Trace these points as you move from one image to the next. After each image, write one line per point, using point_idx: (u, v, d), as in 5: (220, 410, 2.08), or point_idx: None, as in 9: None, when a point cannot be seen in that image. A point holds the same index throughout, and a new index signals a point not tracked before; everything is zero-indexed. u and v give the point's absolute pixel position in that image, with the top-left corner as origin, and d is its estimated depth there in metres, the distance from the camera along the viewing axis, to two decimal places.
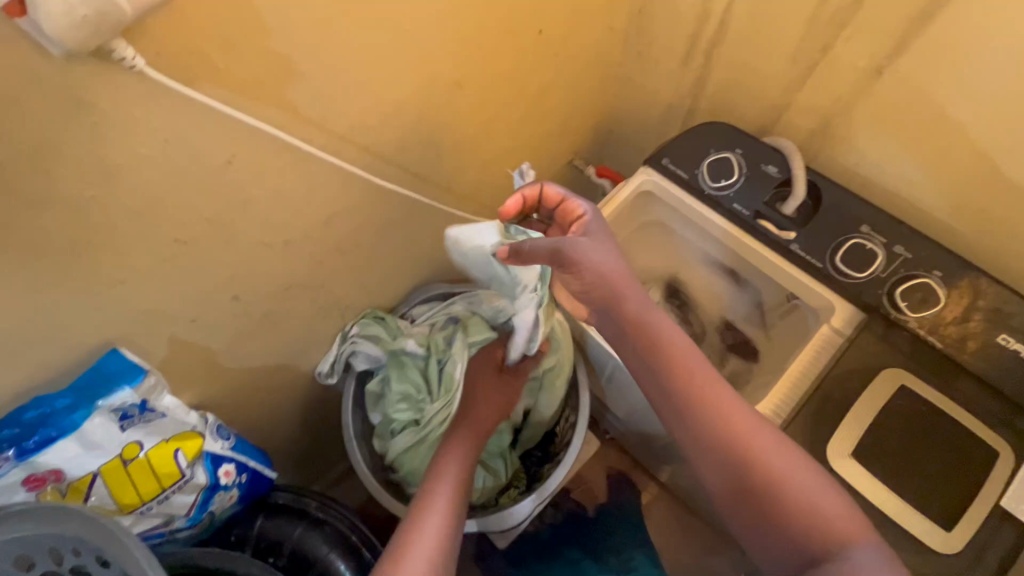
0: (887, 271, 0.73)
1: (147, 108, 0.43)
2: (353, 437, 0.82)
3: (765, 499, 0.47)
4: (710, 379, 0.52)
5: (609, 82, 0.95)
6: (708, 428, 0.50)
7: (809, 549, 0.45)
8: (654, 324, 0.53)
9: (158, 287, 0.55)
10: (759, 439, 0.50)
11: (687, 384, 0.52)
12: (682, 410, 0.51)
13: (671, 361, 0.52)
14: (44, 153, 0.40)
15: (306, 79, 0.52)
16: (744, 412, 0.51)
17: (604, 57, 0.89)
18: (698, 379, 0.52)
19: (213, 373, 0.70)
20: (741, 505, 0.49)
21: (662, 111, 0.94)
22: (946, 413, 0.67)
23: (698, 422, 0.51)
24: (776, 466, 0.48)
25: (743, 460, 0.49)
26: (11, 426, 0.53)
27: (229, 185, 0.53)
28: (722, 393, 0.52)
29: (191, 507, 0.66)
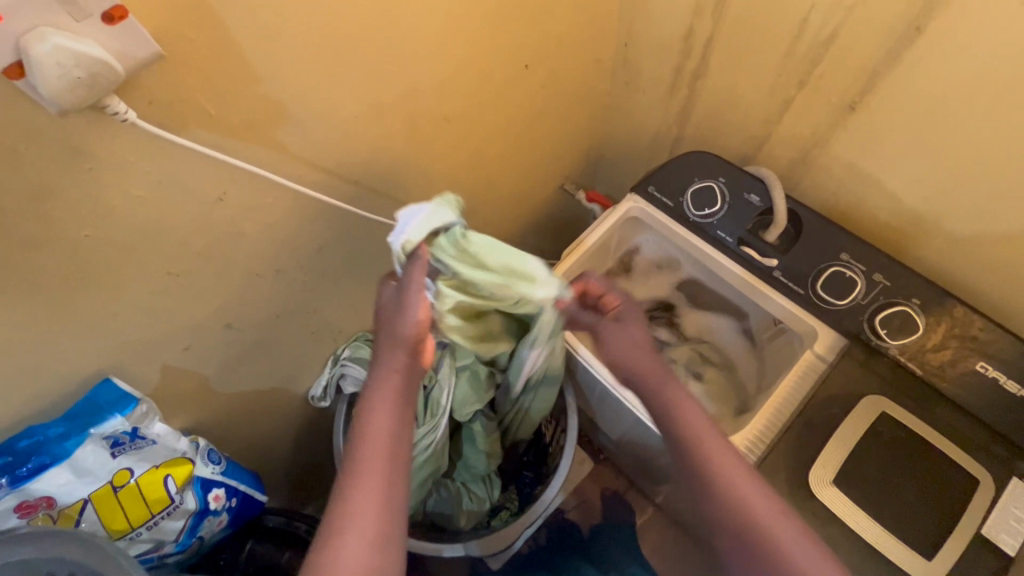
0: (867, 298, 0.75)
1: (142, 153, 0.46)
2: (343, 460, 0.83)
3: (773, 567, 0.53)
4: (714, 432, 0.59)
5: (598, 110, 0.97)
6: (717, 497, 0.56)
7: None
8: (671, 397, 0.61)
9: (152, 318, 0.57)
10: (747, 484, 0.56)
11: (688, 425, 0.59)
12: (684, 450, 0.59)
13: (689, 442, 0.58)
14: (41, 198, 0.43)
15: (294, 121, 0.54)
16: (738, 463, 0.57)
17: (591, 88, 0.91)
18: (713, 453, 0.57)
19: (205, 399, 0.71)
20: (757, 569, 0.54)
21: (650, 138, 0.96)
22: (927, 440, 0.68)
23: (714, 497, 0.56)
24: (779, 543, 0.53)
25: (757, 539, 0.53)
26: (5, 454, 0.54)
27: (221, 220, 0.55)
28: (728, 454, 0.57)
29: (180, 532, 0.67)
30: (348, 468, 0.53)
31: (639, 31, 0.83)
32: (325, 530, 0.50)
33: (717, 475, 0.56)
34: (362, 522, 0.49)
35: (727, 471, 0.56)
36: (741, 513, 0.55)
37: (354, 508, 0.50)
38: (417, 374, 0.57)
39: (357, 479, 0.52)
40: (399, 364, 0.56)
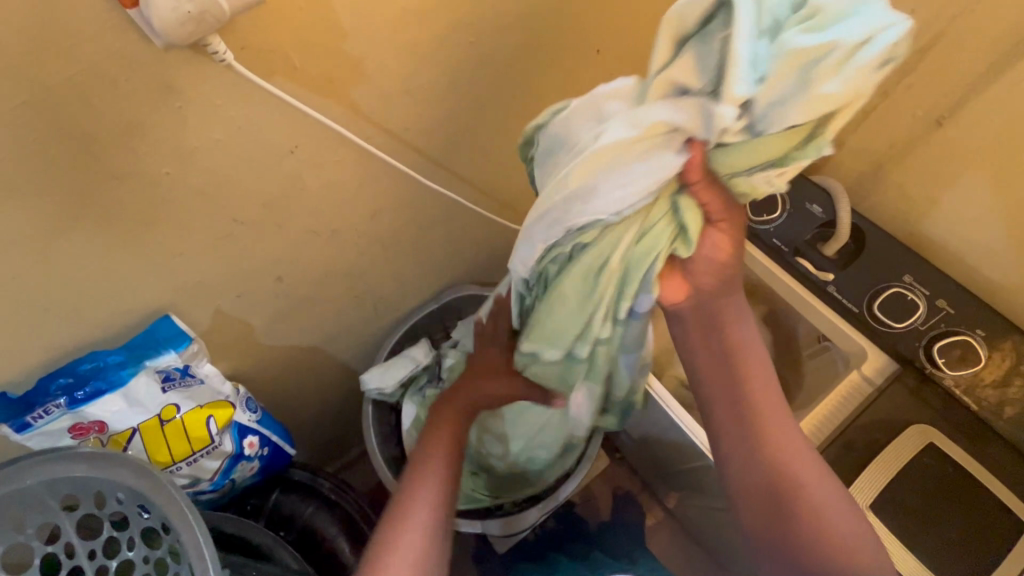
0: (926, 325, 0.71)
1: (227, 96, 0.46)
2: (369, 425, 0.84)
3: (792, 506, 0.53)
4: (762, 377, 0.57)
5: None
6: (753, 433, 0.56)
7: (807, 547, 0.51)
8: (736, 335, 0.57)
9: (213, 262, 0.59)
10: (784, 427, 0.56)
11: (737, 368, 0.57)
12: (726, 385, 0.57)
13: (736, 369, 0.57)
14: (131, 130, 0.44)
15: (372, 81, 0.54)
16: (794, 437, 0.56)
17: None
18: (759, 389, 0.57)
19: (249, 348, 0.73)
20: (772, 506, 0.54)
21: None
22: (972, 476, 0.66)
23: (751, 433, 0.56)
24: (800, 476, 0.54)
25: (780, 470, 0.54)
26: (66, 375, 0.56)
27: (288, 174, 0.56)
28: (767, 394, 0.57)
29: (215, 472, 0.69)
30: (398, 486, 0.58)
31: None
32: (379, 533, 0.54)
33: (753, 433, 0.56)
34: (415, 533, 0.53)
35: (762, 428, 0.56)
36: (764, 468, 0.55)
37: (411, 515, 0.54)
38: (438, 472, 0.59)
39: (416, 492, 0.56)
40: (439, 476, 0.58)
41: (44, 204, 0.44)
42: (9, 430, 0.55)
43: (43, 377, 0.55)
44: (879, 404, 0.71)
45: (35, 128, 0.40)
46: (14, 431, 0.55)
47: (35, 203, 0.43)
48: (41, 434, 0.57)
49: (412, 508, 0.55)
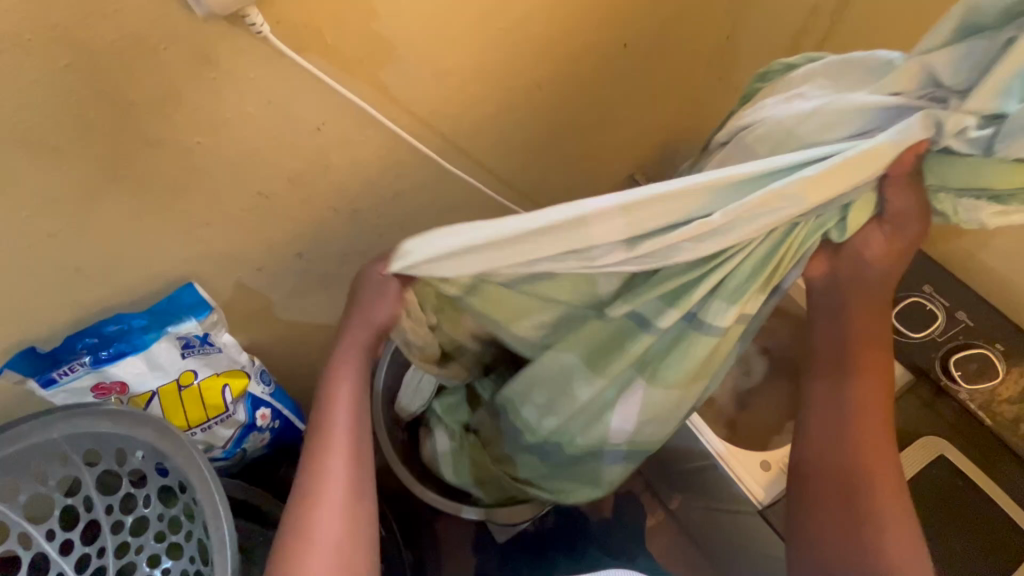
0: (945, 336, 0.71)
1: (261, 69, 0.48)
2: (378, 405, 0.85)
3: (865, 530, 0.51)
4: (879, 397, 0.54)
5: None
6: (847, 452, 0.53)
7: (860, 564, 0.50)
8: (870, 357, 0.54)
9: (237, 234, 0.60)
10: (882, 459, 0.53)
11: (852, 359, 0.55)
12: (833, 386, 0.55)
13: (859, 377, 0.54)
14: (168, 99, 0.45)
15: (401, 62, 0.55)
16: (890, 466, 0.53)
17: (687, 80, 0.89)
18: (869, 407, 0.54)
19: (267, 322, 0.75)
20: (839, 507, 0.53)
21: None
22: (982, 490, 0.65)
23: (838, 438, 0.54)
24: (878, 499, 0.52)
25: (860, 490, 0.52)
26: (92, 335, 0.58)
27: (315, 150, 0.57)
28: (874, 418, 0.54)
29: (228, 440, 0.71)
30: (306, 460, 0.53)
31: (750, 27, 0.80)
32: (293, 513, 0.50)
33: (859, 436, 0.53)
34: (332, 521, 0.50)
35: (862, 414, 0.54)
36: (850, 460, 0.53)
37: (323, 495, 0.51)
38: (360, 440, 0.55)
39: (324, 473, 0.52)
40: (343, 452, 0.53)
41: (81, 163, 0.45)
42: (36, 385, 0.57)
43: (70, 336, 0.57)
44: (891, 413, 0.70)
45: (78, 89, 0.41)
46: (41, 386, 0.57)
47: (73, 162, 0.45)
48: (66, 391, 0.59)
49: (325, 487, 0.51)
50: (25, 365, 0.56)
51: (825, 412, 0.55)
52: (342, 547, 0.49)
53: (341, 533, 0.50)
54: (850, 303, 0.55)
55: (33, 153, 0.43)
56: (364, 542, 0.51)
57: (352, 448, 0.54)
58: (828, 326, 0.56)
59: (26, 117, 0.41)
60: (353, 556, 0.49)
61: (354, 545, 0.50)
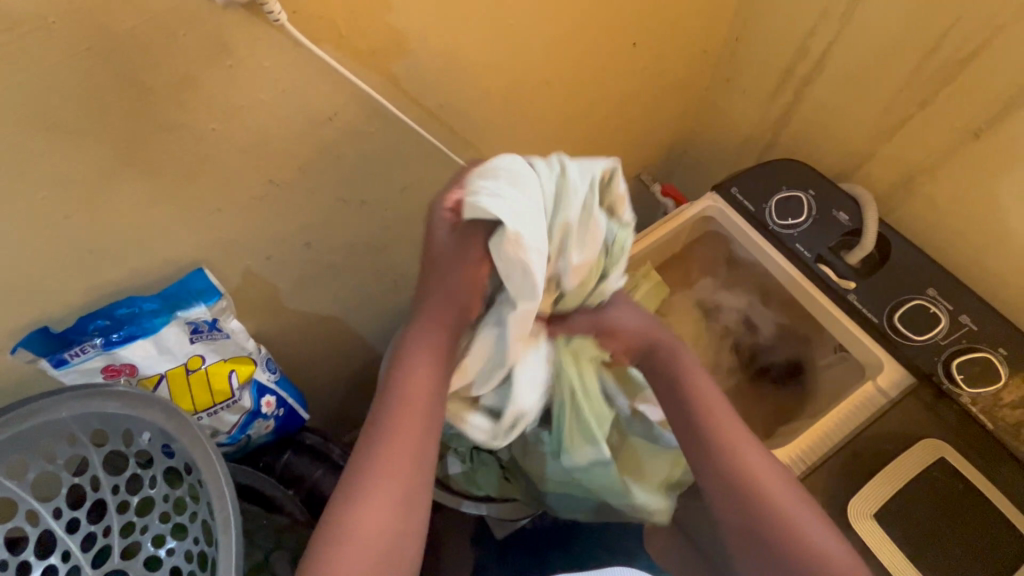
0: (947, 339, 0.71)
1: (277, 58, 0.49)
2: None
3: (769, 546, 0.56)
4: (741, 432, 0.61)
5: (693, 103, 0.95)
6: (732, 472, 0.58)
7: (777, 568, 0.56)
8: (692, 383, 0.63)
9: (246, 221, 0.61)
10: (754, 467, 0.59)
11: (720, 435, 0.60)
12: (707, 438, 0.60)
13: (701, 401, 0.62)
14: (186, 84, 0.46)
15: (413, 55, 0.56)
16: (782, 486, 0.58)
17: (694, 82, 0.90)
18: (725, 425, 0.60)
19: (274, 310, 0.76)
20: (754, 544, 0.57)
21: (742, 140, 0.93)
22: (982, 493, 0.65)
23: (728, 473, 0.58)
24: (777, 508, 0.57)
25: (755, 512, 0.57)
26: (104, 317, 0.59)
27: (326, 140, 0.58)
28: (751, 453, 0.59)
29: (233, 426, 0.72)
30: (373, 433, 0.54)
31: (758, 29, 0.81)
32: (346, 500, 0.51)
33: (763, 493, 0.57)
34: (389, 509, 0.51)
35: (759, 476, 0.58)
36: (778, 534, 0.56)
37: (386, 475, 0.52)
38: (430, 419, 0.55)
39: (393, 453, 0.53)
40: (414, 432, 0.54)
41: (97, 146, 0.46)
42: (47, 365, 0.58)
43: (81, 318, 0.58)
44: (892, 414, 0.70)
45: (98, 72, 0.42)
46: (52, 366, 0.58)
47: (89, 145, 0.46)
48: (76, 371, 0.60)
49: (392, 469, 0.53)
50: (37, 345, 0.57)
51: (736, 506, 0.58)
52: (395, 545, 0.51)
53: (396, 527, 0.51)
54: (676, 368, 0.64)
55: (51, 135, 0.44)
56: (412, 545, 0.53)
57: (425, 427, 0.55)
58: (676, 413, 0.63)
59: (46, 99, 0.42)
60: (403, 552, 0.52)
61: (404, 541, 0.52)
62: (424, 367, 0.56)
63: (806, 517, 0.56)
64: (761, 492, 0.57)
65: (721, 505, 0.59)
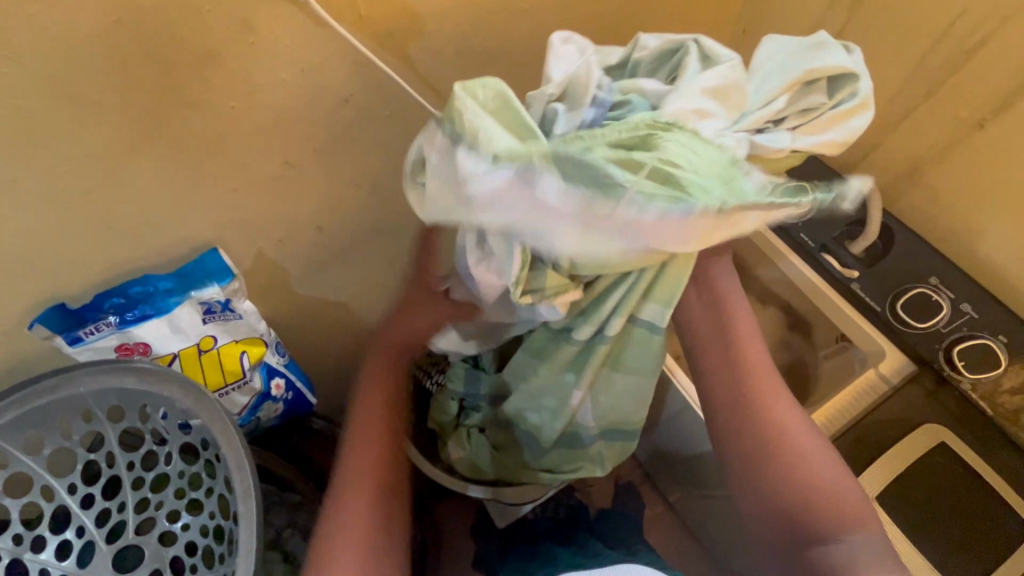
0: (949, 327, 0.72)
1: (298, 38, 0.49)
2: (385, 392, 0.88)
3: (779, 478, 0.55)
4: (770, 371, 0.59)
5: None
6: (763, 422, 0.57)
7: (789, 507, 0.55)
8: (738, 330, 0.60)
9: (261, 202, 0.61)
10: (786, 412, 0.58)
11: (756, 386, 0.58)
12: (736, 379, 0.58)
13: (743, 354, 0.59)
14: (209, 61, 0.47)
15: (430, 38, 0.57)
16: (806, 434, 0.57)
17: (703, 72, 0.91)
18: (762, 377, 0.58)
19: (284, 295, 0.76)
20: (762, 478, 0.56)
21: None
22: (981, 479, 0.66)
23: (757, 421, 0.57)
24: (796, 444, 0.56)
25: (777, 453, 0.56)
26: (119, 295, 0.59)
27: (341, 122, 0.59)
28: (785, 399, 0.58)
29: (243, 407, 0.72)
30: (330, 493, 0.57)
31: (767, 20, 0.82)
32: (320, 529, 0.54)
33: (768, 466, 0.56)
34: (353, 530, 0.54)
35: (774, 431, 0.57)
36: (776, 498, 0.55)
37: (343, 506, 0.55)
38: (391, 455, 0.60)
39: (348, 485, 0.56)
40: (371, 457, 0.58)
41: (122, 121, 0.47)
42: (63, 341, 0.59)
43: (97, 295, 0.59)
44: (894, 400, 0.72)
45: (125, 46, 0.43)
46: (67, 343, 0.59)
47: (114, 120, 0.47)
48: (91, 349, 0.60)
49: (347, 496, 0.56)
50: (53, 322, 0.57)
51: (755, 443, 0.57)
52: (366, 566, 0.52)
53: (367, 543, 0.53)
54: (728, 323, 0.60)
55: (77, 109, 0.45)
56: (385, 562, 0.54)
57: (378, 450, 0.59)
58: (724, 376, 0.59)
59: (73, 72, 0.43)
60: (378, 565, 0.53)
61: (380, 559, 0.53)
62: (375, 397, 0.62)
63: (823, 464, 0.56)
64: (781, 431, 0.57)
65: (742, 443, 0.57)
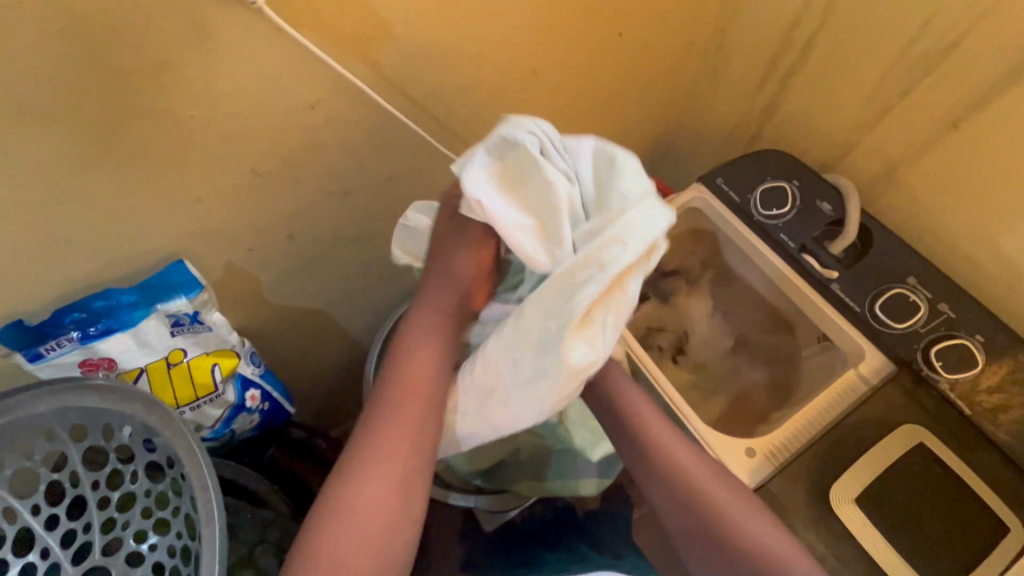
0: (926, 327, 0.72)
1: (257, 43, 0.48)
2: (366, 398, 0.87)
3: (714, 534, 0.59)
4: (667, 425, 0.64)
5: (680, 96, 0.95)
6: (668, 467, 0.61)
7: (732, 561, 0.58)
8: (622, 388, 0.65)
9: (227, 211, 0.60)
10: (684, 453, 0.62)
11: (648, 434, 0.63)
12: (640, 446, 0.63)
13: (632, 417, 0.64)
14: (162, 68, 0.45)
15: (397, 42, 0.56)
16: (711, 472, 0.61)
17: (682, 73, 0.90)
18: (653, 431, 0.63)
19: (258, 304, 0.75)
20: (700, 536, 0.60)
21: (727, 132, 0.94)
22: (961, 478, 0.66)
23: (657, 464, 0.61)
24: (705, 487, 0.60)
25: (692, 499, 0.60)
26: (81, 310, 0.58)
27: (308, 129, 0.57)
28: (683, 449, 0.62)
29: (217, 420, 0.71)
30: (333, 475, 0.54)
31: (743, 20, 0.81)
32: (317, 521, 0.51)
33: (691, 499, 0.60)
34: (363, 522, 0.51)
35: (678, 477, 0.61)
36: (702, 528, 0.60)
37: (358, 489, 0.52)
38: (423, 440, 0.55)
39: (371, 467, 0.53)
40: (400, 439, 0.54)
41: (74, 134, 0.46)
42: (22, 358, 0.57)
43: (58, 310, 0.57)
44: (872, 400, 0.71)
45: (73, 55, 0.42)
46: (26, 360, 0.57)
47: (66, 133, 0.45)
48: (52, 365, 0.58)
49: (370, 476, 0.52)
50: (10, 338, 0.55)
51: (679, 507, 0.61)
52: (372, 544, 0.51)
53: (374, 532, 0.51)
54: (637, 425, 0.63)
55: (25, 122, 0.43)
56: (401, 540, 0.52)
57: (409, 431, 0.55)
58: (622, 435, 0.64)
59: (19, 84, 0.41)
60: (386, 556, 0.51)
61: (384, 546, 0.51)
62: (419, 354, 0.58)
63: (733, 504, 0.59)
64: (687, 473, 0.61)
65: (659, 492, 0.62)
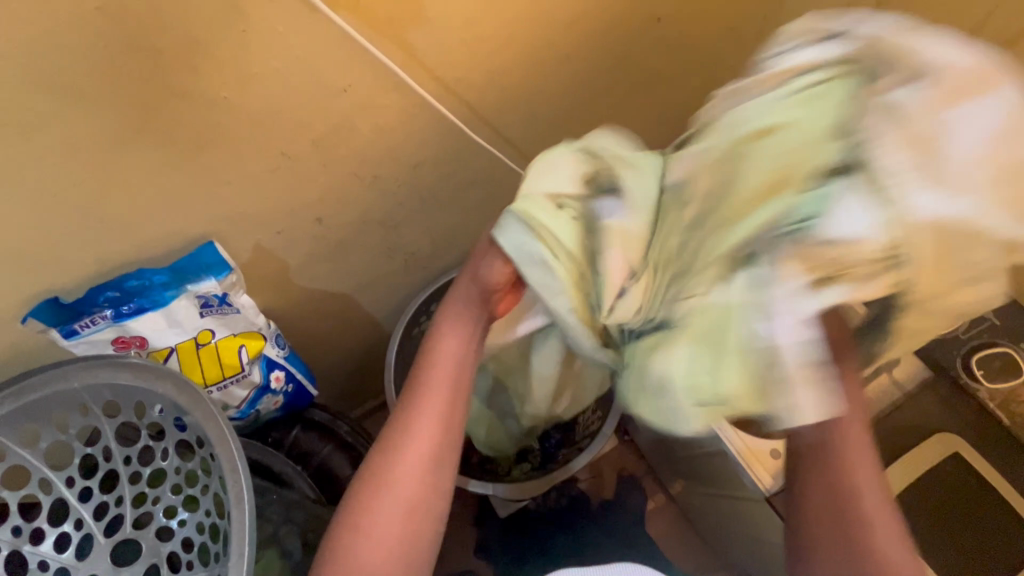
0: (968, 334, 0.69)
1: (292, 25, 0.47)
2: (390, 388, 0.93)
3: (829, 555, 0.48)
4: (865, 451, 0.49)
5: None
6: (838, 497, 0.48)
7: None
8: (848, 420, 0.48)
9: (257, 194, 0.60)
10: (874, 502, 0.48)
11: (845, 450, 0.48)
12: (830, 455, 0.49)
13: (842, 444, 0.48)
14: (196, 51, 0.45)
15: (431, 24, 0.54)
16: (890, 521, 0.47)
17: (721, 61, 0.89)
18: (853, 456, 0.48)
19: (285, 285, 0.76)
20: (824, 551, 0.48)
21: None
22: (997, 490, 0.64)
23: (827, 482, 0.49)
24: (875, 522, 0.47)
25: (844, 518, 0.47)
26: (114, 289, 0.58)
27: (337, 113, 0.57)
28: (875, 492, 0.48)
29: (243, 401, 0.71)
30: (379, 439, 0.51)
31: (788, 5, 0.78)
32: (357, 484, 0.50)
33: (847, 538, 0.47)
34: (395, 497, 0.48)
35: (862, 493, 0.48)
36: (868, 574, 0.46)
37: (398, 465, 0.49)
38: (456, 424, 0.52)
39: (405, 436, 0.50)
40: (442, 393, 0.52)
41: (108, 112, 0.46)
42: (57, 335, 0.58)
43: (91, 289, 0.57)
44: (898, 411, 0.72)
45: (108, 33, 0.41)
46: (62, 336, 0.58)
47: (101, 110, 0.45)
48: (87, 342, 0.59)
49: (410, 439, 0.50)
50: (47, 315, 0.57)
51: (827, 498, 0.49)
52: (397, 529, 0.48)
53: (407, 497, 0.48)
54: (837, 453, 0.49)
55: (62, 99, 0.43)
56: (431, 516, 0.49)
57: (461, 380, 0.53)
58: (809, 461, 0.50)
59: (57, 60, 0.41)
60: (421, 524, 0.49)
61: (421, 518, 0.49)
62: (449, 343, 0.54)
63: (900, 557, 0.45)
64: (858, 512, 0.47)
65: (809, 490, 0.50)
